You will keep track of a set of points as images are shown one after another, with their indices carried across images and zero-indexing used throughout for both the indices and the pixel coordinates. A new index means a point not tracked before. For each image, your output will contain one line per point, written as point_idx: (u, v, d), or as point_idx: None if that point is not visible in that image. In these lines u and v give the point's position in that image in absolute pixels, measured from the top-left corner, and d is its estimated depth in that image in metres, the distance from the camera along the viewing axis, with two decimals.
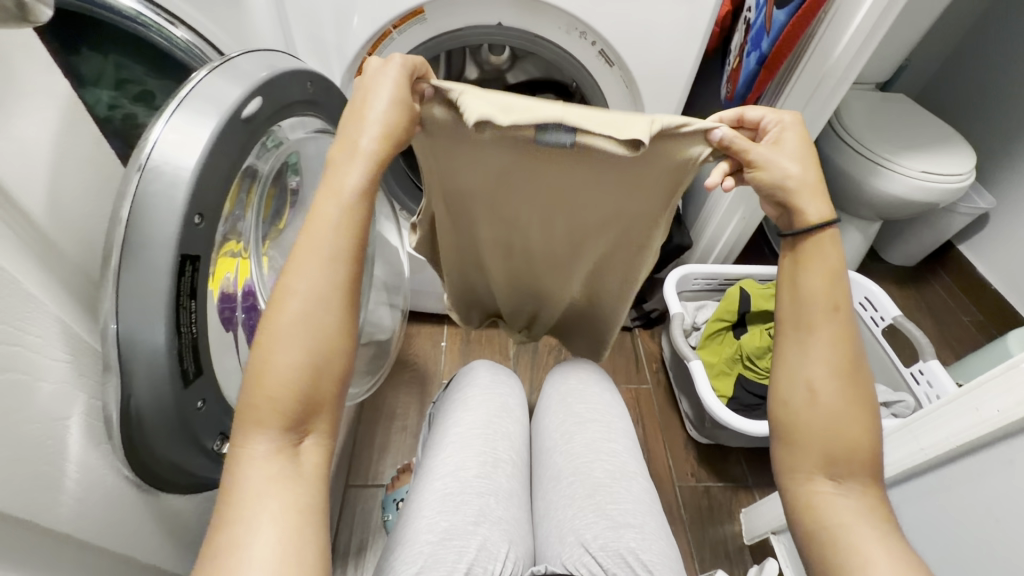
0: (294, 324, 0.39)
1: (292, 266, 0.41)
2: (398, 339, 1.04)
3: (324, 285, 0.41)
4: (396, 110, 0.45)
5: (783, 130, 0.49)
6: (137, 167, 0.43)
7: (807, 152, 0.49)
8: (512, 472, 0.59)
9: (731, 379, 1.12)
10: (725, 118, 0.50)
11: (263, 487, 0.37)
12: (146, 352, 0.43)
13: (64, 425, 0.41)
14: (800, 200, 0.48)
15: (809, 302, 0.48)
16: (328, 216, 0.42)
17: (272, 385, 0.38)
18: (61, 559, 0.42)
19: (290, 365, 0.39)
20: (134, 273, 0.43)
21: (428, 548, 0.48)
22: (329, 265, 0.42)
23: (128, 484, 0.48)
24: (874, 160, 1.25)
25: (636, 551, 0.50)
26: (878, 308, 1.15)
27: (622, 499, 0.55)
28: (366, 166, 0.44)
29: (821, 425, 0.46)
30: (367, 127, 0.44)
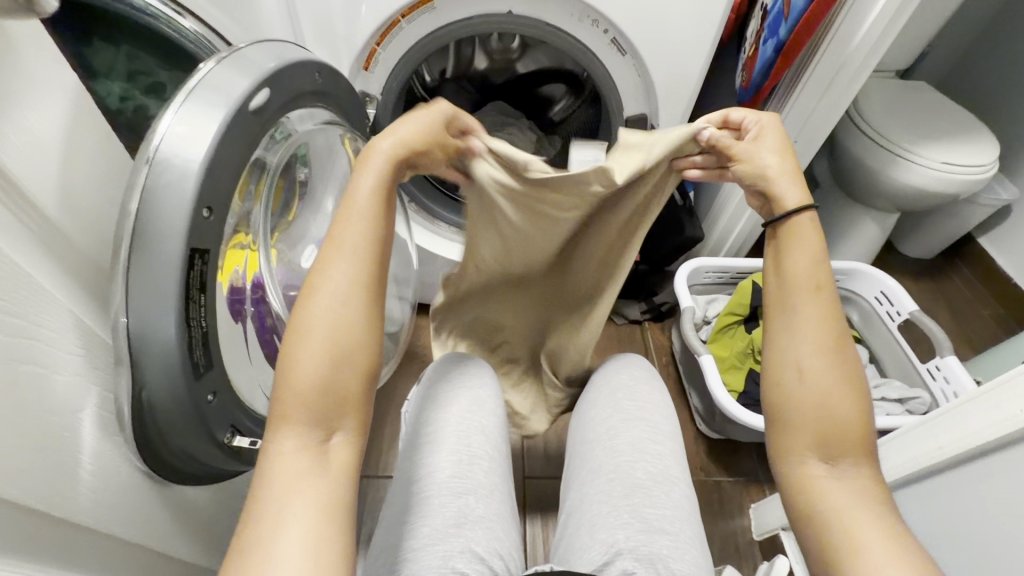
0: (325, 319, 0.40)
1: (320, 265, 0.42)
2: (407, 331, 1.05)
3: (346, 280, 0.42)
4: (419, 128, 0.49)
5: (762, 129, 0.52)
6: (146, 160, 0.43)
7: (785, 147, 0.51)
8: (491, 467, 0.59)
9: (743, 373, 1.11)
10: (711, 120, 0.54)
11: (296, 478, 0.37)
12: (157, 344, 0.43)
13: (78, 417, 0.41)
14: (777, 188, 0.50)
15: (788, 290, 0.49)
16: (355, 217, 0.44)
17: (302, 380, 0.39)
18: (80, 549, 0.43)
19: (315, 360, 0.39)
20: (144, 266, 0.43)
21: (414, 555, 0.49)
22: (355, 260, 0.43)
23: (141, 475, 0.49)
24: (893, 150, 1.22)
25: (667, 559, 0.50)
26: (895, 303, 1.13)
27: (661, 503, 0.55)
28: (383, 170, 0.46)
29: (811, 411, 0.45)
30: (384, 142, 0.47)
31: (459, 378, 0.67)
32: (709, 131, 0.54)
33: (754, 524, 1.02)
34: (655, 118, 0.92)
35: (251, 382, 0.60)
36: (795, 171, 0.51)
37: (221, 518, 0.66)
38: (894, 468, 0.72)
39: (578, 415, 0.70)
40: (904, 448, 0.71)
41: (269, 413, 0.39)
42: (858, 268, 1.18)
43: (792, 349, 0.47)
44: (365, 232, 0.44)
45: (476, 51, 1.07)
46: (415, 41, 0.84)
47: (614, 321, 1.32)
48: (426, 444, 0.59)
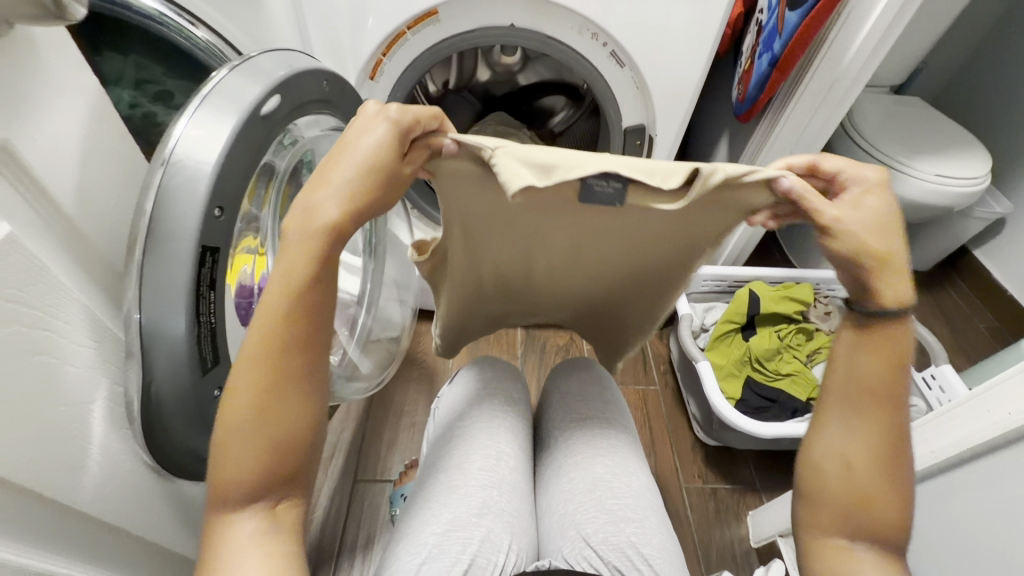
0: (252, 411, 0.38)
1: (244, 362, 0.39)
2: (408, 336, 1.06)
3: (270, 370, 0.39)
4: (360, 175, 0.41)
5: (865, 192, 0.43)
6: (161, 161, 0.45)
7: (887, 220, 0.43)
8: (517, 465, 0.59)
9: (740, 381, 1.12)
10: (794, 166, 0.45)
11: (245, 545, 0.37)
12: (167, 338, 0.45)
13: (89, 409, 0.43)
14: (877, 276, 0.43)
15: (853, 388, 0.45)
16: (270, 304, 0.39)
17: (232, 471, 0.38)
18: (81, 539, 0.44)
19: (246, 454, 0.38)
20: (156, 263, 0.44)
21: (433, 538, 0.50)
22: (281, 352, 0.40)
23: (146, 469, 0.50)
24: (887, 162, 1.24)
25: (637, 545, 0.52)
26: None
27: (622, 493, 0.57)
28: (321, 242, 0.41)
29: (849, 492, 0.44)
30: (326, 202, 0.41)
31: (494, 382, 0.67)
32: (791, 180, 0.42)
33: (752, 532, 1.03)
34: (652, 130, 0.95)
35: None
36: (901, 248, 0.43)
37: None
38: None
39: (540, 424, 0.70)
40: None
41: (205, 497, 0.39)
42: None
43: (835, 429, 0.46)
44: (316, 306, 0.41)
45: (480, 63, 1.11)
46: (419, 52, 0.86)
47: None
48: (457, 437, 0.60)
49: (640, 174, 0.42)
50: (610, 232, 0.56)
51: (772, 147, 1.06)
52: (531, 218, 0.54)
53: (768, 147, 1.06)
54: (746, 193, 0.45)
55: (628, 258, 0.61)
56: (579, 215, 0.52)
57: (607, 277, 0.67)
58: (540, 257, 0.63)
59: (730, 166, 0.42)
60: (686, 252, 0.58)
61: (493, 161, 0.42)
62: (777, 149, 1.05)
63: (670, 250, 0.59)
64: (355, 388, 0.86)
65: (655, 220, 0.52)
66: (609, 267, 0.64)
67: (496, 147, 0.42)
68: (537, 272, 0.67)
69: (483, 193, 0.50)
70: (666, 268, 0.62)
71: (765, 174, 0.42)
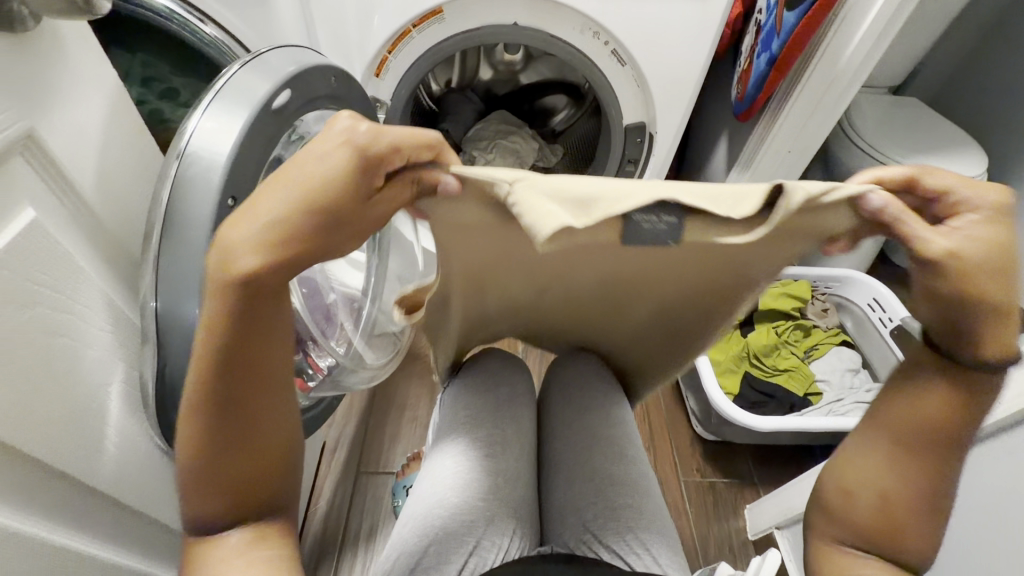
0: (210, 460, 0.33)
1: (190, 406, 0.33)
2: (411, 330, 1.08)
3: (216, 417, 0.33)
4: (302, 211, 0.31)
5: (982, 219, 0.33)
6: (176, 155, 0.47)
7: (1009, 256, 0.33)
8: (520, 452, 0.61)
9: (738, 376, 1.13)
10: (887, 179, 0.34)
11: (232, 554, 0.34)
12: (181, 324, 0.46)
13: (106, 391, 0.44)
14: (986, 327, 0.33)
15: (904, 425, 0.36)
16: (198, 357, 0.32)
17: (207, 508, 0.34)
18: (97, 519, 0.45)
19: (215, 499, 0.34)
20: (172, 251, 0.46)
21: (440, 521, 0.53)
22: (230, 403, 0.33)
23: (160, 452, 0.51)
24: (884, 161, 1.26)
25: (636, 531, 0.55)
26: (887, 309, 1.16)
27: (621, 481, 0.59)
28: (259, 291, 0.31)
29: (876, 526, 0.37)
30: (254, 245, 0.30)
31: (500, 376, 0.67)
32: (880, 197, 0.33)
33: (750, 525, 1.04)
34: (652, 128, 0.96)
35: None
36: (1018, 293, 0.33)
37: None
38: None
39: (546, 421, 0.68)
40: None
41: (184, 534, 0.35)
42: (852, 276, 1.22)
43: (869, 453, 0.38)
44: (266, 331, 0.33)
45: (482, 62, 1.13)
46: (424, 50, 0.88)
47: None
48: (462, 424, 0.61)
49: (694, 199, 0.33)
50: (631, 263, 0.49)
51: (771, 145, 1.07)
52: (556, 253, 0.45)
53: (768, 144, 1.07)
54: (824, 221, 0.35)
55: (661, 287, 0.53)
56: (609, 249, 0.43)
57: (637, 301, 0.57)
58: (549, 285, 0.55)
59: (808, 184, 0.32)
60: (731, 280, 0.49)
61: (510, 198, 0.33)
62: (776, 148, 1.07)
63: (712, 279, 0.49)
64: (364, 376, 0.90)
65: (689, 252, 0.44)
66: (628, 297, 0.57)
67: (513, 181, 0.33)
68: (546, 299, 0.60)
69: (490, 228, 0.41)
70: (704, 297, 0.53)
71: (848, 194, 0.33)
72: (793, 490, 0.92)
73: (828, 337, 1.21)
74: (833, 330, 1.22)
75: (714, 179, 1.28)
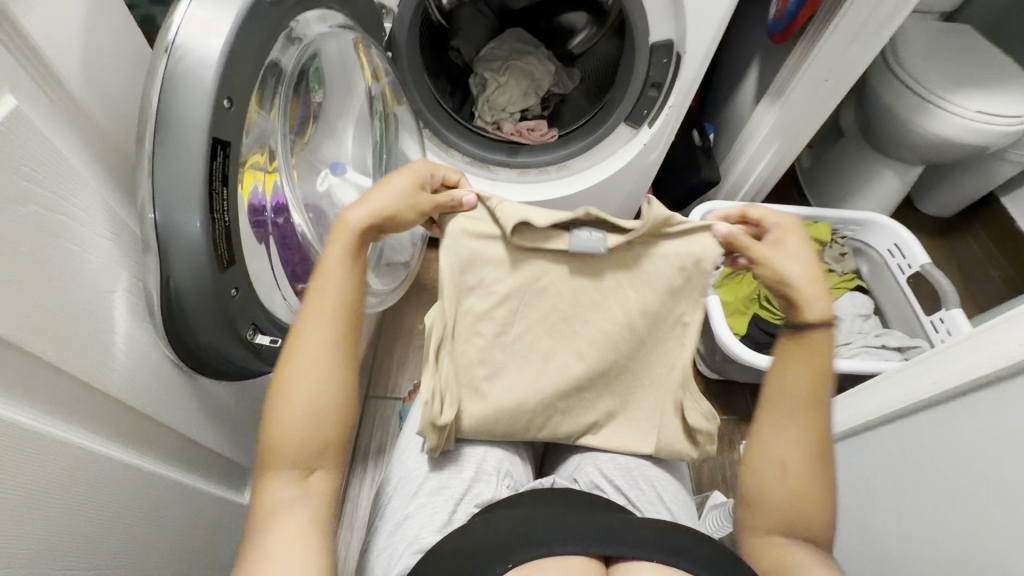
0: (295, 381, 0.49)
1: (296, 336, 0.51)
2: (420, 260, 1.06)
3: (320, 343, 0.50)
4: (394, 198, 0.56)
5: (785, 234, 0.57)
6: (165, 49, 0.43)
7: (807, 250, 0.56)
8: (509, 456, 0.66)
9: (747, 317, 1.14)
10: (731, 214, 0.59)
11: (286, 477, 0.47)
12: (183, 233, 0.44)
13: (110, 298, 0.43)
14: (806, 299, 0.55)
15: (794, 398, 0.55)
16: (312, 315, 0.51)
17: (290, 419, 0.48)
18: (111, 420, 0.46)
19: (294, 416, 0.48)
20: (167, 153, 0.43)
21: (422, 498, 0.58)
22: (317, 347, 0.51)
23: (168, 363, 0.52)
24: (925, 96, 1.17)
25: (621, 488, 0.62)
26: (907, 256, 1.13)
27: (610, 466, 0.65)
28: (353, 228, 0.54)
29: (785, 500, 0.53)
30: (360, 211, 0.55)
31: None
32: (726, 228, 0.57)
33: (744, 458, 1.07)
34: (680, 47, 0.89)
35: (270, 284, 0.61)
36: (819, 268, 0.56)
37: (245, 419, 0.70)
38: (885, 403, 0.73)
39: None
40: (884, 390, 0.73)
41: (260, 456, 0.48)
42: (873, 219, 1.18)
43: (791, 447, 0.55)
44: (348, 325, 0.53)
45: None
46: None
47: None
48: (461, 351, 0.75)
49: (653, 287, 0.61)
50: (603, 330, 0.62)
51: (807, 72, 0.99)
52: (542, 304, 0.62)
53: (803, 71, 0.99)
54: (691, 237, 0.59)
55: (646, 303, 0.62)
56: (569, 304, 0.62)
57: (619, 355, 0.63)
58: (545, 362, 0.63)
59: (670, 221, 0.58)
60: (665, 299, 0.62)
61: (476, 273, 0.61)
62: (811, 76, 0.99)
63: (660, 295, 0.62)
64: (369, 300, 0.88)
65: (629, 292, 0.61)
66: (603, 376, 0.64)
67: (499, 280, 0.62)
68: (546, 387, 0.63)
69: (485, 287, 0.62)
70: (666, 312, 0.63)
71: (693, 223, 0.58)
72: None
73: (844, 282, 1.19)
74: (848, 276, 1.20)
75: (741, 112, 1.20)
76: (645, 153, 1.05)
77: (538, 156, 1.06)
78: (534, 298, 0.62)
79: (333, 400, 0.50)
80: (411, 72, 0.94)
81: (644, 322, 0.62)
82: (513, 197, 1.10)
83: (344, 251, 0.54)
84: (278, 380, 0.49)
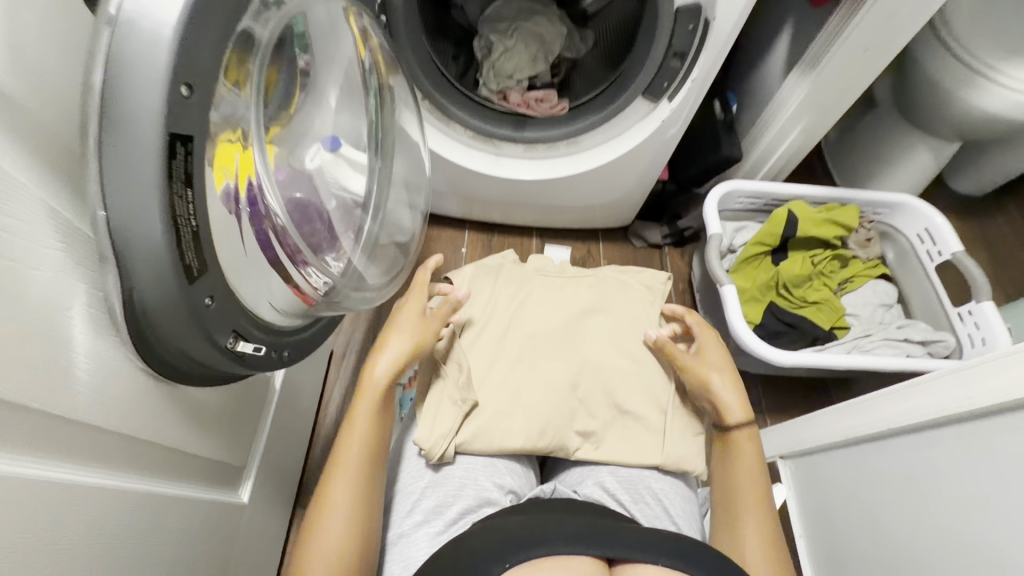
0: (328, 515, 0.52)
1: (333, 469, 0.55)
2: (420, 242, 0.99)
3: (352, 476, 0.55)
4: (418, 325, 0.65)
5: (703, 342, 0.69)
6: (106, 22, 0.36)
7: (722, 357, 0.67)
8: (508, 465, 0.63)
9: (762, 305, 1.08)
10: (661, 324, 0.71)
11: None
12: (141, 242, 0.38)
13: (65, 314, 0.38)
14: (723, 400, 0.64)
15: (739, 489, 0.60)
16: (349, 448, 0.56)
17: (321, 555, 0.50)
18: (77, 444, 0.42)
19: (325, 552, 0.50)
20: (117, 151, 0.36)
21: (419, 516, 0.57)
22: (352, 480, 0.54)
23: (143, 376, 0.47)
24: (972, 67, 1.06)
25: (622, 500, 0.60)
26: (937, 242, 1.06)
27: (611, 478, 0.62)
28: (388, 357, 0.62)
29: None
30: (392, 343, 0.63)
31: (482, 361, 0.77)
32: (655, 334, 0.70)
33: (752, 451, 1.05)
34: (709, 11, 0.79)
35: (255, 286, 0.56)
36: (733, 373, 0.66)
37: (236, 419, 0.67)
38: (909, 412, 0.68)
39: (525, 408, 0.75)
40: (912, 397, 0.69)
41: None
42: (904, 201, 1.10)
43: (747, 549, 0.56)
44: (378, 458, 0.57)
45: None
46: None
47: (632, 243, 1.29)
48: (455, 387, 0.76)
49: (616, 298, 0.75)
50: (589, 328, 0.71)
51: (849, 39, 0.88)
52: (533, 305, 0.73)
53: (844, 39, 0.89)
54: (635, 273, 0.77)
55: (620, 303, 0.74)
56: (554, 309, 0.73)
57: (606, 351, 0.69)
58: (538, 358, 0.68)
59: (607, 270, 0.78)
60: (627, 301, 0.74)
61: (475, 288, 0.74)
62: (853, 43, 0.89)
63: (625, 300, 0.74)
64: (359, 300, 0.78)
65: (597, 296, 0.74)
66: (594, 376, 0.67)
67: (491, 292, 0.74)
68: (544, 396, 0.65)
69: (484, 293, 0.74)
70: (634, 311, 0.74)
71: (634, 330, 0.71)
72: (802, 425, 0.89)
73: (868, 269, 1.13)
74: (872, 262, 1.14)
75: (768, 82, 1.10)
76: (663, 130, 0.96)
77: (546, 131, 0.98)
78: (525, 302, 0.73)
79: (358, 533, 0.52)
80: (406, 37, 0.86)
81: (615, 316, 0.73)
82: (520, 174, 1.04)
83: (381, 382, 0.60)
84: (310, 515, 0.53)
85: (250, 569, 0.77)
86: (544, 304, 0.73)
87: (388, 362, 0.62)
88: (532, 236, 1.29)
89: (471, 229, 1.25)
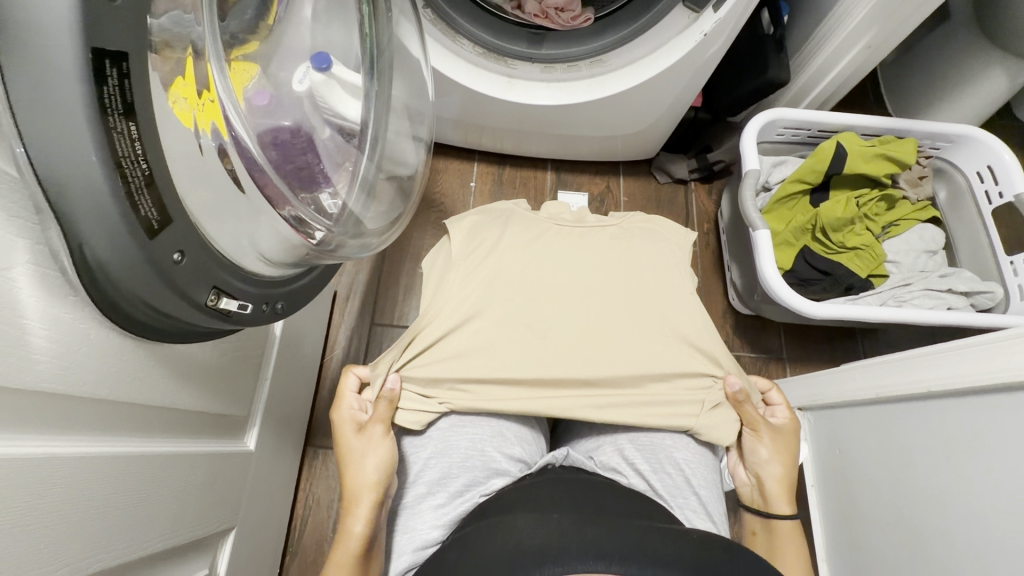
0: None
1: None
2: (425, 176, 0.90)
3: None
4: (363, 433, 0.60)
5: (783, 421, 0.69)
6: None
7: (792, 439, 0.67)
8: (519, 434, 0.62)
9: (794, 250, 1.01)
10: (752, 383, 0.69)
11: None
12: (79, 190, 0.32)
13: (4, 277, 0.32)
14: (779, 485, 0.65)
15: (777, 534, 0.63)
16: None
17: None
18: (49, 414, 0.38)
19: None
20: (27, 74, 0.29)
21: (422, 493, 0.57)
22: None
23: (120, 337, 0.42)
24: None
25: (639, 469, 0.59)
26: (1000, 182, 0.94)
27: (628, 449, 0.61)
28: (356, 485, 0.57)
29: None
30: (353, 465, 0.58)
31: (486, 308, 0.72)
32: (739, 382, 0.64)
33: None
34: None
35: (240, 235, 0.50)
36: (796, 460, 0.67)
37: (235, 370, 0.64)
38: (954, 378, 0.62)
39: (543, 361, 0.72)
40: (957, 360, 0.63)
41: None
42: (970, 133, 0.97)
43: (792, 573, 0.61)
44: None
45: None
46: None
47: (656, 178, 1.18)
48: None
49: (632, 248, 0.68)
50: (602, 287, 0.65)
51: None
52: (541, 256, 0.67)
53: None
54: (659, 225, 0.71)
55: (636, 255, 0.68)
56: (565, 261, 0.67)
57: (620, 305, 0.64)
58: (548, 316, 0.63)
59: (627, 216, 0.72)
60: (641, 250, 0.68)
61: (477, 234, 0.67)
62: None
63: (639, 251, 0.68)
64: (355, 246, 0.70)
65: (611, 248, 0.68)
66: (608, 339, 0.63)
67: (501, 238, 0.68)
68: (550, 362, 0.61)
69: (488, 238, 0.67)
70: (650, 262, 0.68)
71: (661, 338, 0.63)
72: (833, 381, 0.84)
73: (915, 211, 1.03)
74: (922, 204, 1.03)
75: None
76: (702, 47, 0.83)
77: (564, 47, 0.86)
78: (534, 257, 0.66)
79: None
80: None
81: (630, 264, 0.67)
82: (536, 99, 0.92)
83: (360, 513, 0.56)
84: None
85: (263, 506, 0.78)
86: (555, 256, 0.67)
87: (358, 489, 0.57)
88: (547, 170, 1.18)
89: (481, 162, 1.15)
